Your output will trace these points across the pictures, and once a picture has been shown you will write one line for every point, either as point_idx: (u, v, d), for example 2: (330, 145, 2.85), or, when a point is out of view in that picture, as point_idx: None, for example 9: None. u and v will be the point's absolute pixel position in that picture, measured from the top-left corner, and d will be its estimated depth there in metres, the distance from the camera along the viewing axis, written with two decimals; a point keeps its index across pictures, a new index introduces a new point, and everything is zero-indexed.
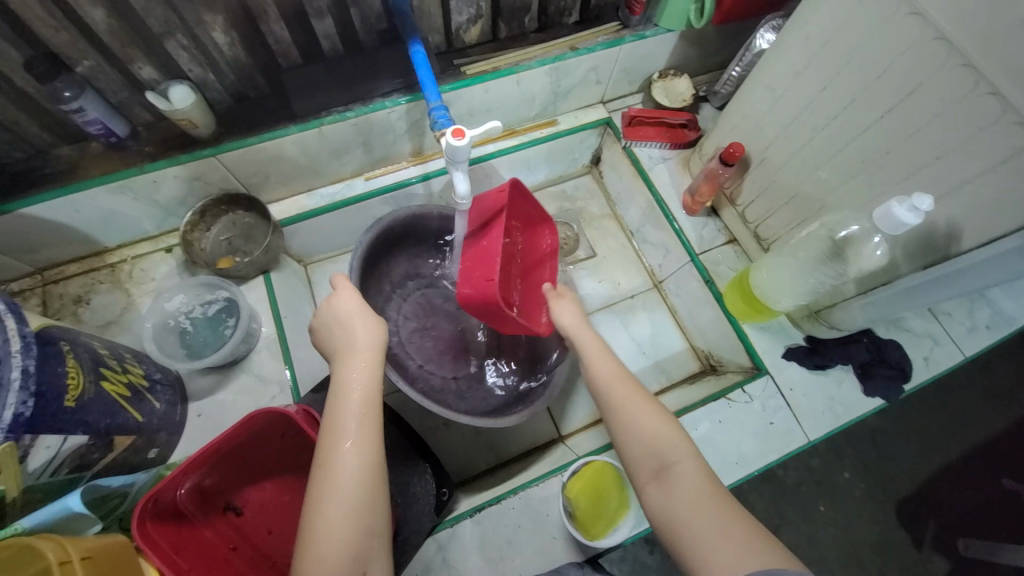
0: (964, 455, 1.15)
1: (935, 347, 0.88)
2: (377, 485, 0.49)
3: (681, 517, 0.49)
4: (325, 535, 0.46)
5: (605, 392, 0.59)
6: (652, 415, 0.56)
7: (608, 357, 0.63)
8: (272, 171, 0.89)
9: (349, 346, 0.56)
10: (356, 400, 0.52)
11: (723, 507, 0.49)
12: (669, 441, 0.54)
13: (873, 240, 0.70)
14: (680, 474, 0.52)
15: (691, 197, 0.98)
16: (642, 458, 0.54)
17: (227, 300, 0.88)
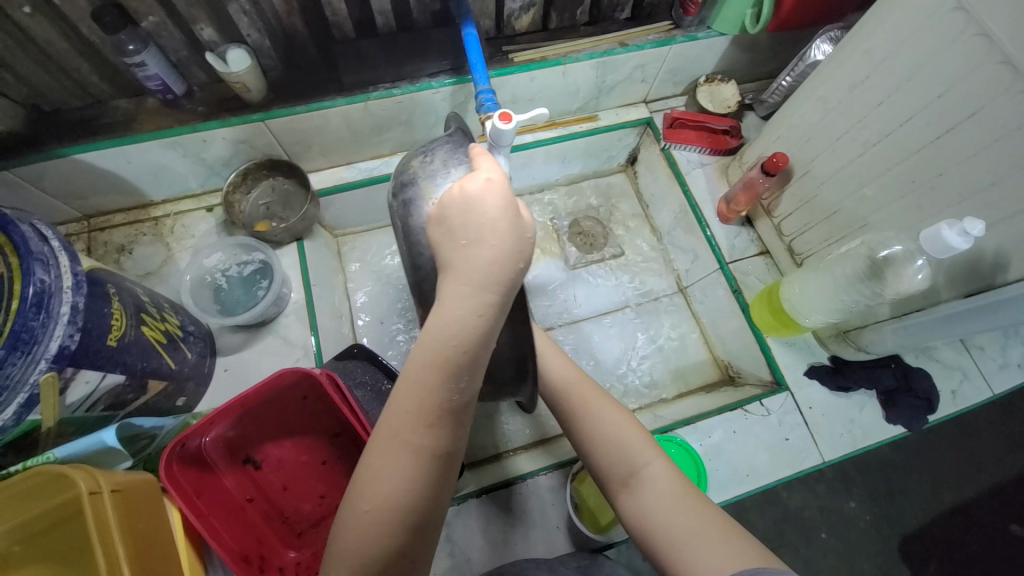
0: (977, 497, 1.12)
1: (964, 381, 0.86)
2: (437, 462, 0.45)
3: (659, 522, 0.49)
4: (382, 490, 0.44)
5: (568, 396, 0.59)
6: (621, 419, 0.57)
7: (565, 363, 0.62)
8: (315, 141, 0.91)
9: (466, 268, 0.44)
10: (448, 349, 0.43)
11: (695, 509, 0.49)
12: (634, 447, 0.54)
13: (917, 263, 0.69)
14: (648, 477, 0.52)
15: (727, 205, 0.98)
16: (618, 467, 0.54)
17: (262, 263, 0.90)
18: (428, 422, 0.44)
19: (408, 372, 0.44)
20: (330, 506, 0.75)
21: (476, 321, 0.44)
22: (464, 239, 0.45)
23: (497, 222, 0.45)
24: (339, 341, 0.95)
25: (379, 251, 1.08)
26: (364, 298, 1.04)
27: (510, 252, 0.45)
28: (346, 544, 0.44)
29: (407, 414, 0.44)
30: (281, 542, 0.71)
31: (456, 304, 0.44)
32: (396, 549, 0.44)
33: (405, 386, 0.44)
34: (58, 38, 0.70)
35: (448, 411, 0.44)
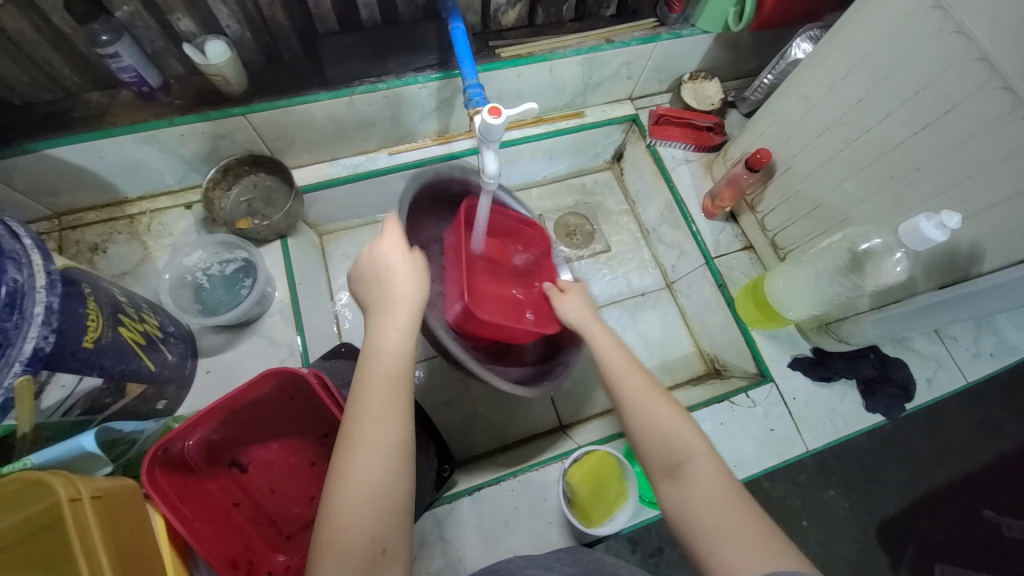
0: (949, 482, 1.17)
1: (939, 370, 0.89)
2: (400, 457, 0.47)
3: (698, 517, 0.49)
4: (349, 489, 0.45)
5: (619, 383, 0.59)
6: (667, 409, 0.56)
7: (618, 350, 0.63)
8: (298, 137, 0.89)
9: (385, 298, 0.55)
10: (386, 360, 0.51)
11: (735, 505, 0.49)
12: (681, 440, 0.53)
13: (895, 256, 0.71)
14: (693, 471, 0.51)
15: (712, 201, 0.99)
16: (662, 459, 0.53)
17: (245, 261, 0.88)
18: (382, 420, 0.48)
19: (361, 382, 0.50)
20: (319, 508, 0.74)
21: (399, 338, 0.52)
22: (376, 283, 0.56)
23: (399, 261, 0.56)
24: (326, 340, 0.93)
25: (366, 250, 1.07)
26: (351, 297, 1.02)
27: (416, 283, 0.55)
28: (323, 550, 0.44)
29: (368, 417, 0.47)
30: (269, 546, 0.69)
31: (388, 327, 0.53)
32: (374, 547, 0.44)
33: (361, 390, 0.49)
34: (26, 28, 0.67)
35: (403, 408, 0.49)
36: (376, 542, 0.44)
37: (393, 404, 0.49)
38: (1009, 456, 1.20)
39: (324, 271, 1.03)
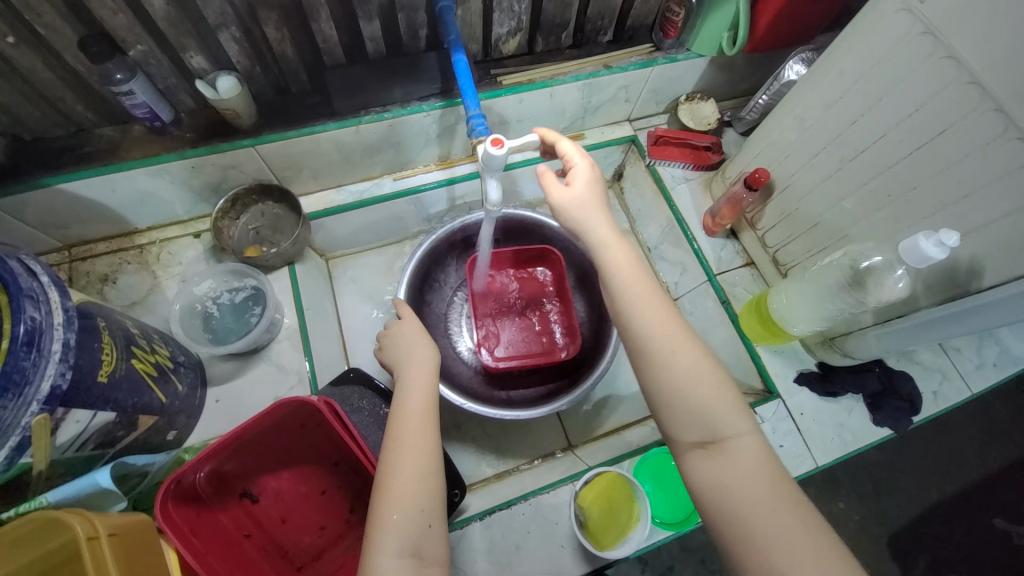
0: (959, 493, 1.16)
1: (944, 382, 0.89)
2: (436, 458, 0.56)
3: (731, 500, 0.46)
4: (397, 476, 0.53)
5: (645, 339, 0.53)
6: (703, 377, 0.51)
7: (644, 288, 0.56)
8: (306, 165, 0.91)
9: (415, 343, 0.69)
10: (423, 382, 0.62)
11: (780, 490, 0.46)
12: (721, 416, 0.50)
13: (897, 273, 0.72)
14: (733, 450, 0.48)
15: (713, 218, 1.01)
16: (695, 431, 0.50)
17: (255, 288, 0.89)
18: (422, 423, 0.57)
19: (402, 396, 0.61)
20: (330, 536, 0.73)
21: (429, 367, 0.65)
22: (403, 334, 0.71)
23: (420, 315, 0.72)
24: (333, 365, 0.94)
25: (372, 274, 1.08)
26: (358, 321, 1.03)
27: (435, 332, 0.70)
28: (377, 530, 0.50)
29: (410, 419, 0.57)
30: None
31: (423, 361, 0.66)
32: (420, 527, 0.51)
33: (403, 399, 0.60)
34: (41, 67, 0.69)
35: (437, 418, 0.59)
36: (424, 518, 0.51)
37: (429, 413, 0.59)
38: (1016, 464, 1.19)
39: (331, 296, 1.04)
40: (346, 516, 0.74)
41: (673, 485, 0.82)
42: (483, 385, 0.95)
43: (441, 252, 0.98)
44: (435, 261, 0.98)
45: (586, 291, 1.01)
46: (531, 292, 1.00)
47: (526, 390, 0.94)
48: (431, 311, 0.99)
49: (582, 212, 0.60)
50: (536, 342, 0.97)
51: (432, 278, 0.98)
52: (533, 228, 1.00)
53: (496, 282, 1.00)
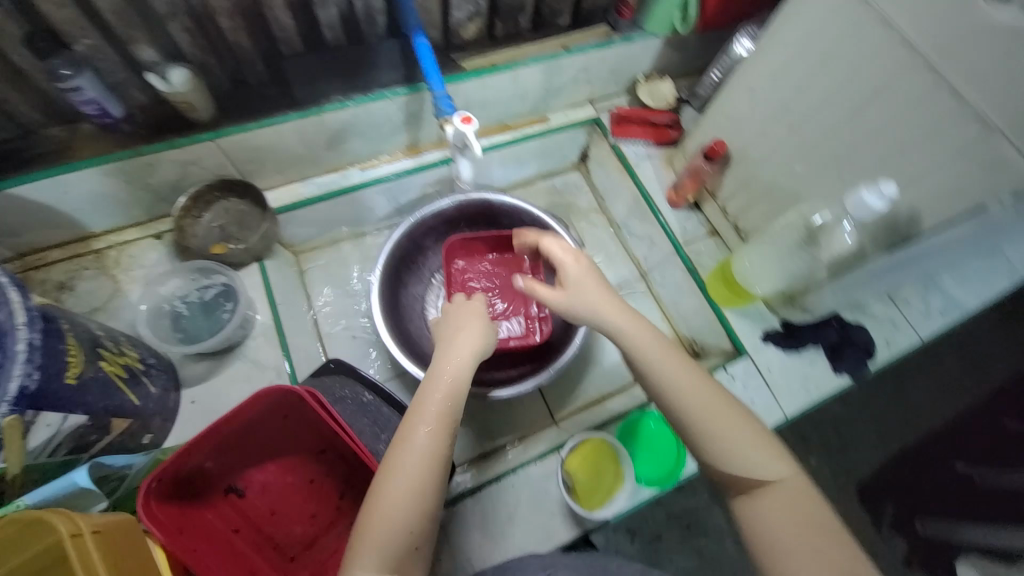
0: (919, 441, 1.23)
1: (895, 331, 0.94)
2: (436, 471, 0.55)
3: (775, 535, 0.50)
4: (390, 491, 0.53)
5: (681, 394, 0.55)
6: (744, 424, 0.53)
7: (668, 349, 0.58)
8: (269, 158, 0.89)
9: (452, 333, 0.65)
10: (446, 380, 0.60)
11: (819, 529, 0.49)
12: (765, 461, 0.52)
13: (845, 227, 0.75)
14: (774, 493, 0.51)
15: (675, 192, 1.05)
16: (733, 476, 0.53)
17: (224, 285, 0.88)
18: (431, 431, 0.56)
19: (422, 397, 0.59)
20: (322, 524, 0.73)
21: (461, 362, 0.62)
22: (450, 322, 0.68)
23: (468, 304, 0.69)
24: (312, 359, 0.93)
25: (344, 267, 1.07)
26: (335, 315, 1.02)
27: (476, 321, 0.67)
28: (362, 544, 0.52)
29: (423, 423, 0.56)
30: (274, 568, 0.68)
31: (458, 354, 0.63)
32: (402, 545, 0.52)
33: (421, 400, 0.58)
34: None
35: (450, 430, 0.57)
36: (408, 538, 0.52)
37: (443, 418, 0.57)
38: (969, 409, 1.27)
39: (303, 291, 1.03)
40: (337, 503, 0.74)
41: (653, 446, 0.85)
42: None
43: (416, 236, 0.99)
44: (411, 245, 0.99)
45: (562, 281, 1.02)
46: (508, 277, 1.00)
47: (499, 372, 0.96)
48: (406, 292, 1.00)
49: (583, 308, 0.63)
50: (511, 326, 0.98)
51: (407, 262, 1.00)
52: (507, 212, 1.01)
53: (475, 266, 1.01)
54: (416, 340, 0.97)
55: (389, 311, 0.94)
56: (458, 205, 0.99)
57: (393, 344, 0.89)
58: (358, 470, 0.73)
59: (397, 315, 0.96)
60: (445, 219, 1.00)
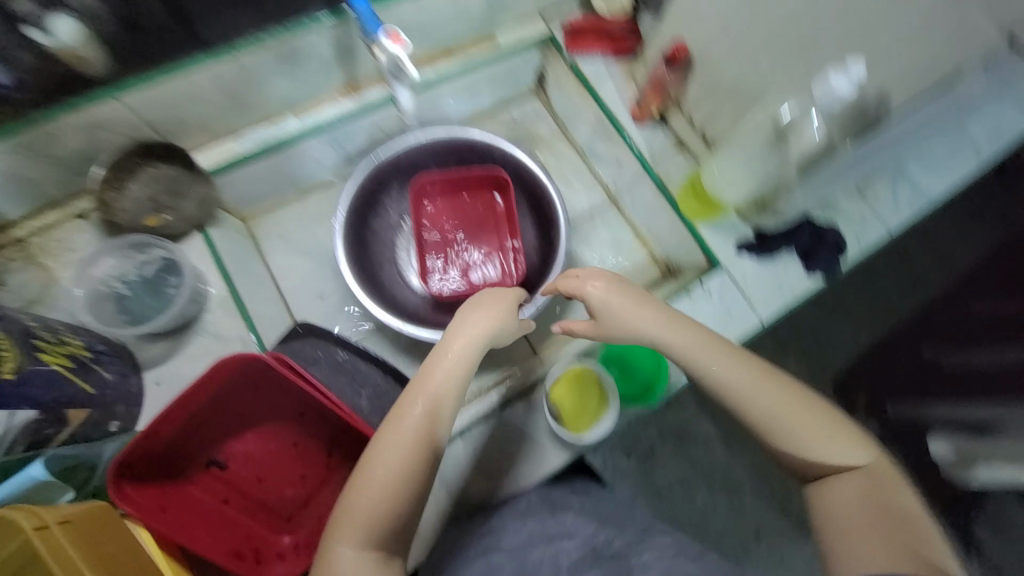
0: (889, 333, 1.28)
1: (864, 226, 0.94)
2: (425, 449, 0.59)
3: (840, 516, 0.58)
4: (381, 464, 0.57)
5: (752, 396, 0.62)
6: (817, 418, 0.61)
7: (736, 359, 0.64)
8: (189, 113, 0.80)
9: (464, 316, 0.67)
10: (449, 365, 0.63)
11: (880, 510, 0.56)
12: (835, 450, 0.60)
13: (812, 119, 0.71)
14: (841, 479, 0.60)
15: (638, 106, 0.99)
16: (807, 466, 0.61)
17: (164, 259, 0.83)
18: (427, 414, 0.60)
19: (424, 378, 0.62)
20: (313, 484, 0.73)
21: (468, 346, 0.64)
22: (474, 303, 0.68)
23: (496, 294, 0.70)
24: (280, 325, 0.90)
25: (302, 228, 1.02)
26: (300, 279, 0.99)
27: (498, 308, 0.67)
28: (351, 510, 0.56)
29: (419, 403, 0.60)
30: (272, 530, 0.69)
31: (467, 339, 0.64)
32: (383, 515, 0.56)
33: (424, 380, 0.62)
34: None
35: (444, 415, 0.61)
36: (393, 510, 0.57)
37: (440, 400, 0.61)
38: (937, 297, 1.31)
39: (259, 258, 0.97)
40: (326, 462, 0.74)
41: (632, 363, 0.86)
42: (430, 310, 0.96)
43: (383, 176, 0.94)
44: (378, 188, 0.95)
45: (540, 220, 0.98)
46: (485, 219, 0.99)
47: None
48: (375, 239, 0.98)
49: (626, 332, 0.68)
50: (488, 269, 0.97)
51: (373, 209, 0.96)
52: (481, 150, 0.95)
53: (448, 208, 0.98)
54: (388, 288, 0.95)
55: (356, 259, 0.92)
56: (425, 143, 0.93)
57: (360, 287, 0.88)
58: (340, 426, 0.72)
59: (366, 262, 0.94)
60: (415, 156, 0.95)
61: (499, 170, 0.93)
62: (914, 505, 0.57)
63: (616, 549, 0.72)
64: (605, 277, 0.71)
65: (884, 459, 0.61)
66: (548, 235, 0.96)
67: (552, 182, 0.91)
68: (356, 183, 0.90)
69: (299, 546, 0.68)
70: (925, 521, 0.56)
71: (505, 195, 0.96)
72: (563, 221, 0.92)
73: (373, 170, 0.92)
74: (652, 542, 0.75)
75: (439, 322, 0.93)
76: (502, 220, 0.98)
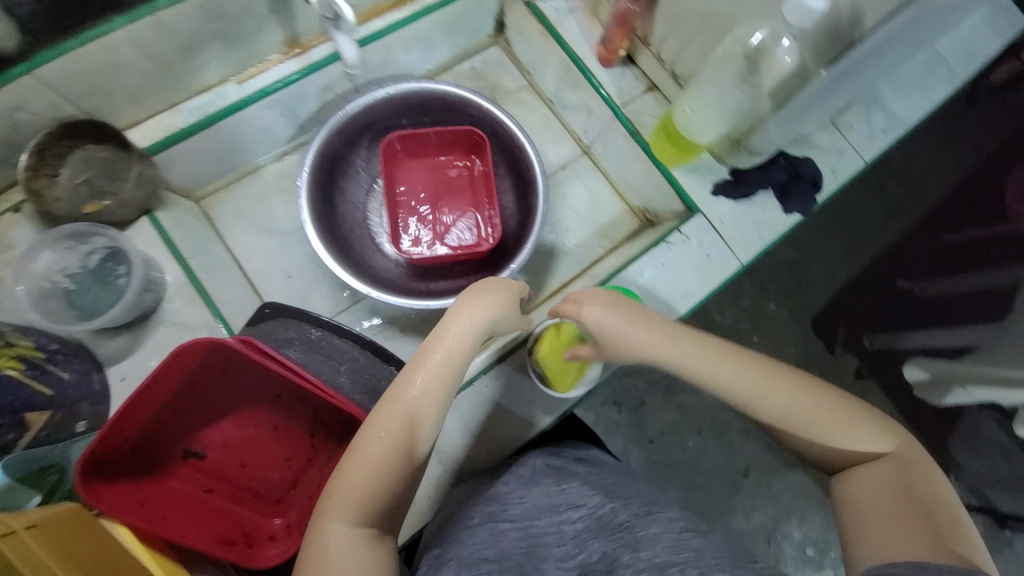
0: (867, 267, 1.29)
1: (840, 159, 0.92)
2: (418, 431, 0.56)
3: (861, 504, 0.53)
4: (371, 450, 0.54)
5: (765, 400, 0.56)
6: (838, 410, 0.56)
7: (747, 364, 0.58)
8: (114, 85, 0.73)
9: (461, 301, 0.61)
10: (445, 348, 0.58)
11: (908, 497, 0.51)
12: (859, 441, 0.55)
13: (783, 45, 0.70)
14: (866, 470, 0.55)
15: (604, 47, 0.93)
16: (830, 458, 0.57)
17: (109, 248, 0.77)
18: (422, 399, 0.56)
19: (418, 364, 0.58)
20: (299, 465, 0.72)
21: (468, 330, 0.59)
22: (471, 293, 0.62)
23: (494, 282, 0.63)
24: (248, 308, 0.86)
25: (261, 205, 0.96)
26: (265, 260, 0.94)
27: (498, 296, 0.61)
28: (337, 496, 0.53)
29: (413, 384, 0.57)
30: (262, 513, 0.68)
31: (468, 322, 0.59)
32: (370, 502, 0.53)
33: (418, 363, 0.57)
34: None
35: (441, 398, 0.57)
36: (382, 497, 0.54)
37: (435, 386, 0.57)
38: (920, 226, 1.30)
39: (218, 240, 0.92)
40: (310, 442, 0.73)
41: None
42: (403, 276, 0.93)
43: (349, 135, 0.88)
44: (346, 146, 0.89)
45: (517, 181, 0.93)
46: (461, 182, 0.96)
47: (448, 283, 0.92)
48: (344, 200, 0.93)
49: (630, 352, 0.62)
50: (463, 233, 0.95)
51: (339, 172, 0.90)
52: (456, 105, 0.88)
53: (422, 168, 0.95)
54: (359, 252, 0.91)
55: (324, 222, 0.85)
56: (395, 96, 0.86)
57: (328, 252, 0.81)
58: (319, 403, 0.72)
59: (335, 226, 0.89)
60: (383, 112, 0.89)
61: (475, 129, 0.88)
62: (943, 489, 0.52)
63: (624, 518, 0.62)
64: (600, 293, 0.64)
65: (908, 442, 0.56)
66: (526, 197, 0.91)
67: (522, 130, 0.85)
68: (322, 138, 0.82)
69: (291, 526, 0.66)
70: (952, 505, 0.51)
71: (481, 155, 0.92)
72: (542, 192, 0.84)
73: (339, 127, 0.84)
74: (662, 512, 0.62)
75: (411, 288, 0.91)
76: (478, 181, 0.95)
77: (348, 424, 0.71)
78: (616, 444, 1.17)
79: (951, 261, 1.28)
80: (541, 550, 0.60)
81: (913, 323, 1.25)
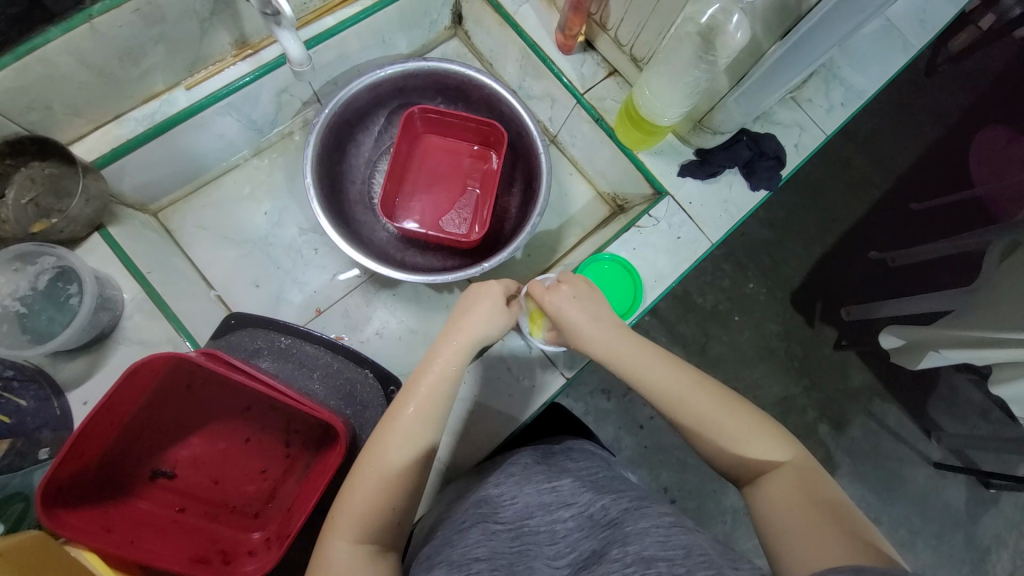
0: (839, 240, 1.31)
1: (802, 134, 0.93)
2: (422, 444, 0.55)
3: (772, 514, 0.48)
4: (371, 468, 0.53)
5: (677, 407, 0.55)
6: (744, 415, 0.54)
7: (662, 369, 0.57)
8: (54, 98, 0.70)
9: (456, 317, 0.62)
10: (439, 367, 0.58)
11: (816, 507, 0.47)
12: (765, 447, 0.52)
13: (733, 21, 0.68)
14: (773, 479, 0.51)
15: (563, 34, 0.93)
16: (738, 468, 0.53)
17: (59, 266, 0.73)
18: (425, 415, 0.56)
19: (415, 379, 0.58)
20: (275, 477, 0.72)
21: (462, 346, 0.60)
22: (460, 309, 0.63)
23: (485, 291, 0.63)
24: (212, 320, 0.85)
25: (224, 215, 0.94)
26: (233, 272, 0.92)
27: (487, 311, 0.62)
28: (342, 516, 0.51)
29: (417, 396, 0.56)
30: (241, 528, 0.67)
31: (471, 333, 0.60)
32: (374, 522, 0.51)
33: (416, 378, 0.57)
34: None
35: (444, 410, 0.57)
36: (390, 515, 0.52)
37: (436, 400, 0.56)
38: (886, 198, 1.32)
39: (178, 253, 0.90)
40: (285, 452, 0.73)
41: (608, 283, 0.85)
42: (384, 243, 0.93)
43: (379, 95, 0.88)
44: (372, 103, 0.89)
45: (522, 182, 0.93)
46: (472, 169, 0.94)
47: (424, 260, 0.93)
48: (352, 157, 0.92)
49: (578, 339, 0.62)
50: (455, 224, 0.93)
51: (348, 136, 0.89)
52: (492, 98, 0.87)
53: (440, 146, 0.94)
54: (352, 209, 0.91)
55: (324, 172, 0.84)
56: (434, 71, 0.86)
57: (318, 202, 0.78)
58: (293, 412, 0.73)
59: (335, 186, 0.88)
60: (419, 83, 0.89)
61: (498, 126, 0.86)
62: (850, 505, 0.48)
63: (614, 514, 0.59)
64: (562, 284, 0.64)
65: (811, 458, 0.53)
66: (530, 185, 0.89)
67: (531, 119, 0.83)
68: (349, 90, 0.81)
69: (270, 539, 0.64)
70: (859, 517, 0.47)
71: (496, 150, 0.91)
72: (540, 205, 0.81)
73: (374, 84, 0.84)
74: (651, 507, 0.58)
75: (390, 261, 0.91)
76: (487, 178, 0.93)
77: (323, 431, 0.71)
78: (607, 432, 1.18)
79: (920, 229, 1.30)
80: (532, 549, 0.59)
81: (886, 291, 1.28)
